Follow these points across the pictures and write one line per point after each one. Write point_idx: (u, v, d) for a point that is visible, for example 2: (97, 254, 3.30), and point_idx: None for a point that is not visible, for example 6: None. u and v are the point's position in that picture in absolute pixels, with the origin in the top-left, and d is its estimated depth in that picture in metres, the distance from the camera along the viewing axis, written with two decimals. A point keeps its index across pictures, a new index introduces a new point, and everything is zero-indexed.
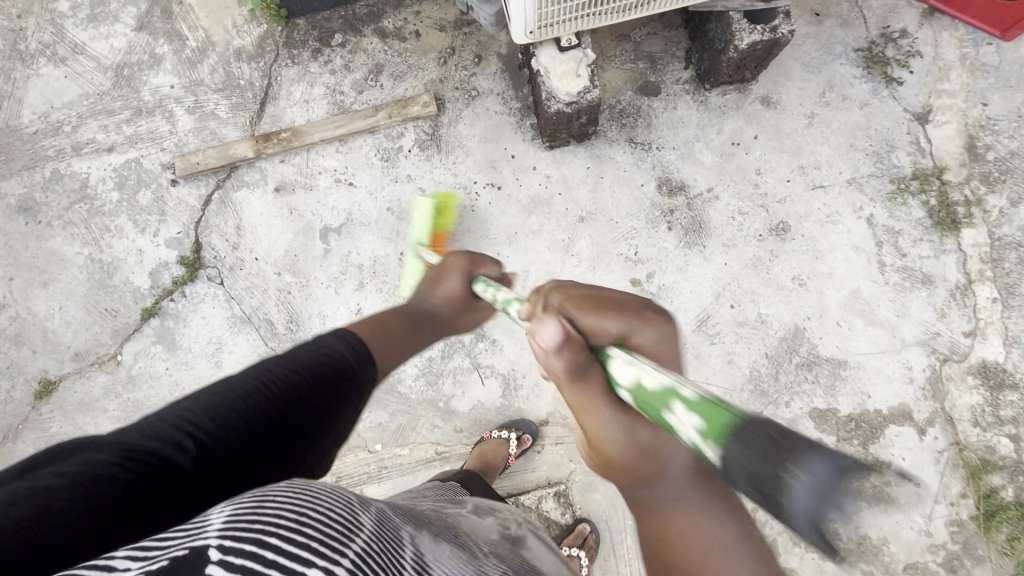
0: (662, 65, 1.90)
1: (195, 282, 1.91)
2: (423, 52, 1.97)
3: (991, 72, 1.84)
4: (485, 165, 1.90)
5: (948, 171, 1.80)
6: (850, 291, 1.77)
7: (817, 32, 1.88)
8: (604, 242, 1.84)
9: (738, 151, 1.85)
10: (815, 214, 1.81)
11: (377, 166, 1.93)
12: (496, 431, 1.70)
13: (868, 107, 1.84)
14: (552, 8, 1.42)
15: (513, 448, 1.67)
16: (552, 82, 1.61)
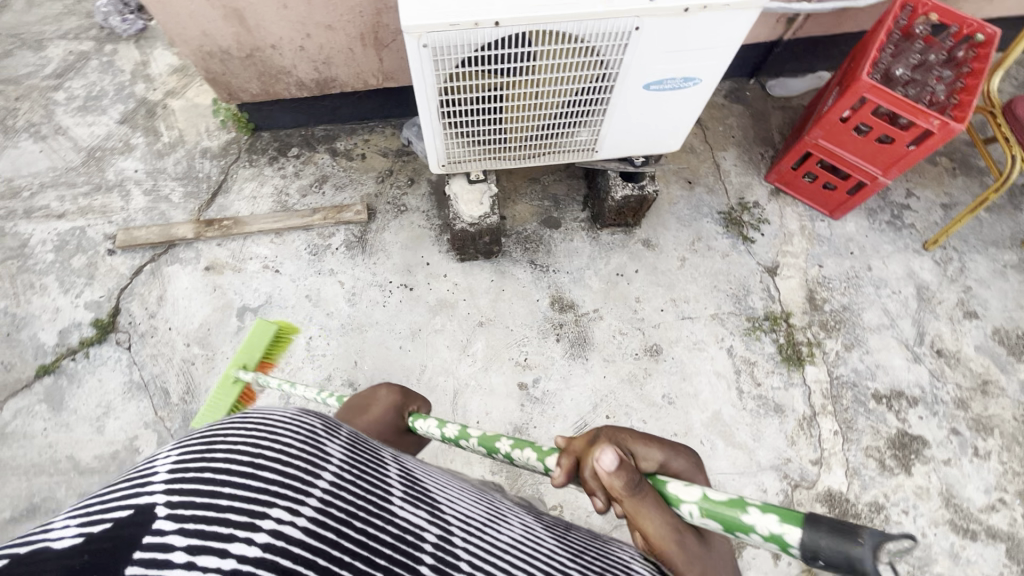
0: (564, 205, 2.29)
1: (102, 344, 1.98)
2: (365, 170, 2.31)
3: (825, 241, 2.27)
4: (402, 268, 2.14)
5: (793, 316, 2.12)
6: (712, 412, 1.96)
7: (688, 196, 2.33)
8: (498, 347, 2.03)
9: (622, 281, 2.16)
10: (683, 341, 2.07)
11: (305, 258, 2.15)
12: None
13: (728, 257, 2.22)
14: (457, 150, 1.78)
15: None
16: (460, 206, 1.92)
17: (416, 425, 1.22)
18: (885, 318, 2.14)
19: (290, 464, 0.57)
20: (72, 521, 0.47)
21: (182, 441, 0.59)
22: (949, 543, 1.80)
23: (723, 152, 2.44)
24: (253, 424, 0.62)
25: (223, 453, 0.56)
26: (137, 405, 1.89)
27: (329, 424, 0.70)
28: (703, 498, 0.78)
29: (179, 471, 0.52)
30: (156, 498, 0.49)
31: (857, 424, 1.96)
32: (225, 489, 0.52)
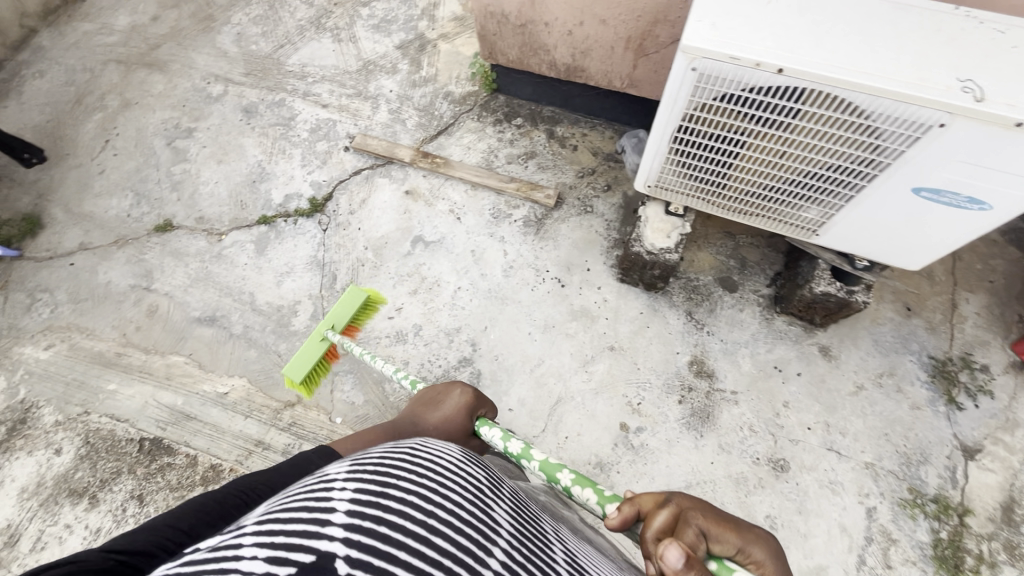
0: (749, 273, 2.11)
1: (308, 219, 2.33)
2: (570, 161, 2.37)
3: None
4: (563, 264, 2.17)
5: (971, 515, 1.71)
6: (815, 564, 1.68)
7: (900, 323, 1.98)
8: (617, 378, 1.96)
9: (776, 376, 1.94)
10: (817, 472, 1.80)
11: (485, 217, 2.28)
12: None
13: (917, 411, 1.85)
14: (670, 177, 1.71)
15: None
16: (646, 231, 1.87)
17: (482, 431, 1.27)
18: None
19: (457, 535, 0.67)
20: (264, 555, 0.55)
21: (356, 477, 0.69)
22: None
23: (969, 294, 2.02)
24: (419, 482, 0.72)
25: (398, 505, 0.66)
26: (310, 277, 2.21)
27: (490, 491, 0.83)
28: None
29: (357, 517, 0.61)
30: (335, 549, 0.57)
31: None
32: (401, 553, 0.60)
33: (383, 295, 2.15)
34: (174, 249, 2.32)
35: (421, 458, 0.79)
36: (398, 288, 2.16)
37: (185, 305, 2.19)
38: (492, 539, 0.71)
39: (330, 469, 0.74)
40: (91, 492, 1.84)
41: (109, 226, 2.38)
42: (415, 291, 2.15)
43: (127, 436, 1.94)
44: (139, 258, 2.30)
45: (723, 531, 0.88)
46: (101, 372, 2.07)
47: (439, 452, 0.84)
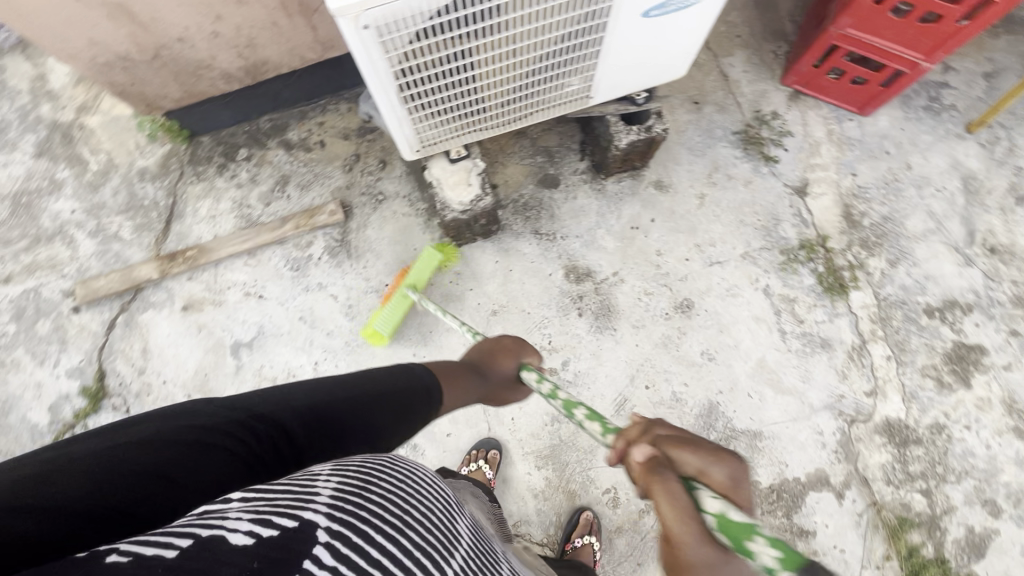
0: (559, 158, 2.02)
1: (99, 412, 1.82)
2: (328, 160, 2.02)
3: (856, 145, 2.01)
4: (396, 267, 1.93)
5: (829, 239, 1.93)
6: (756, 362, 1.84)
7: (697, 119, 2.04)
8: (517, 334, 1.87)
9: (638, 235, 1.95)
10: (715, 290, 1.90)
11: (286, 276, 1.92)
12: (465, 467, 1.70)
13: (751, 185, 1.98)
14: (431, 132, 1.49)
15: (490, 471, 1.72)
16: (445, 192, 1.66)
17: (525, 374, 1.22)
18: (931, 221, 1.94)
19: (424, 539, 0.67)
20: (248, 514, 0.56)
21: (341, 473, 0.69)
22: (1015, 451, 1.75)
23: (730, 57, 2.10)
24: (397, 485, 0.72)
25: (377, 500, 0.66)
26: None
27: (450, 509, 0.81)
28: (723, 520, 0.66)
29: (340, 500, 0.61)
30: (320, 515, 0.57)
31: (910, 345, 1.84)
32: (375, 539, 0.60)
33: None
34: None
35: (401, 467, 0.79)
36: None
37: None
38: (449, 554, 0.71)
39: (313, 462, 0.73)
40: None
41: None
42: None
43: None
44: None
45: (690, 454, 0.74)
46: None
47: (412, 467, 0.82)
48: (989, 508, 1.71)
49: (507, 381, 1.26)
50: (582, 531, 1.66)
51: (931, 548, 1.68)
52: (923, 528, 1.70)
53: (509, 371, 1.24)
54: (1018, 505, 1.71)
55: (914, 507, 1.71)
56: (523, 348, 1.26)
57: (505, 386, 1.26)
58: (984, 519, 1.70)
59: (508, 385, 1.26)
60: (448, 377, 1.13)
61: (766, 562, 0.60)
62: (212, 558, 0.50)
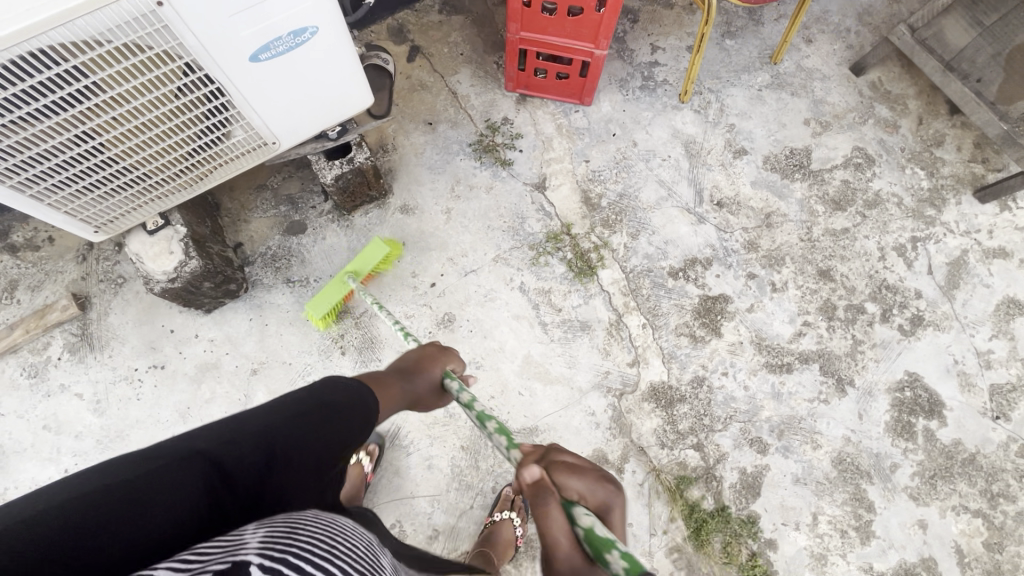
0: (302, 202, 2.01)
1: None
2: (59, 255, 1.93)
3: (584, 132, 2.12)
4: (144, 348, 1.84)
5: (573, 226, 2.00)
6: (522, 359, 1.86)
7: (433, 138, 2.09)
8: (281, 389, 1.82)
9: (391, 261, 1.96)
10: (473, 297, 1.92)
11: (24, 385, 1.80)
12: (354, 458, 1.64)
13: (493, 190, 2.04)
14: (97, 208, 1.44)
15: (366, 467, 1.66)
16: (147, 265, 1.62)
17: (450, 384, 1.21)
18: (662, 189, 2.05)
19: (353, 561, 0.63)
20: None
21: (266, 526, 0.63)
22: (770, 385, 1.84)
23: (455, 75, 2.18)
24: (323, 529, 0.67)
25: (304, 539, 0.62)
26: None
27: (371, 548, 0.74)
28: (587, 531, 0.82)
29: (267, 545, 0.58)
30: (248, 558, 0.54)
31: (662, 308, 1.92)
32: (306, 567, 0.55)
33: None
34: None
35: (328, 519, 0.72)
36: None
37: None
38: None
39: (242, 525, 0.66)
40: None
41: None
42: None
43: None
44: None
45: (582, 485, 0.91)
46: None
47: (341, 522, 0.75)
48: (757, 447, 1.78)
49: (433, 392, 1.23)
50: (503, 506, 1.68)
51: (711, 498, 1.74)
52: (700, 481, 1.75)
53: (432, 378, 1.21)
54: (781, 436, 1.79)
55: (689, 463, 1.76)
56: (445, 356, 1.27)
57: (430, 398, 1.23)
58: (754, 457, 1.77)
59: (436, 394, 1.23)
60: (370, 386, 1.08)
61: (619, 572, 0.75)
62: None
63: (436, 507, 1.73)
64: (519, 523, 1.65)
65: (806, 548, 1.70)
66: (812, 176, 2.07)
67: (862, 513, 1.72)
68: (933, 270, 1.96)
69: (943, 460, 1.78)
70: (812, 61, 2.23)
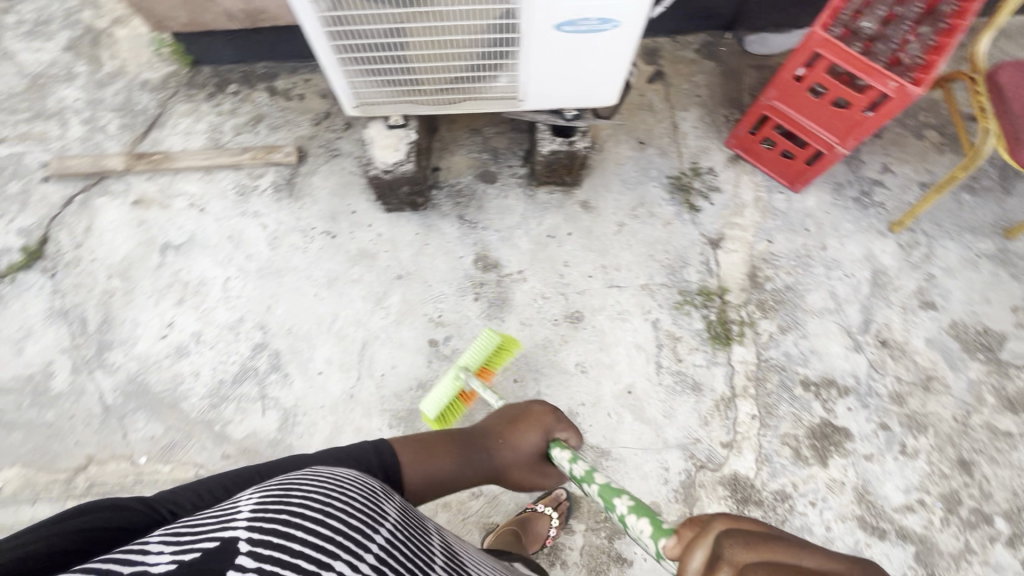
0: (503, 159, 2.19)
1: (29, 271, 2.01)
2: (301, 112, 2.24)
3: (778, 215, 2.11)
4: (327, 215, 2.10)
5: (728, 292, 2.00)
6: (625, 386, 1.89)
7: (638, 157, 2.19)
8: (413, 302, 1.98)
9: (552, 243, 2.07)
10: (607, 309, 1.98)
11: (230, 198, 2.12)
12: (538, 504, 1.71)
13: (669, 226, 2.09)
14: (369, 89, 1.67)
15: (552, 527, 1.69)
16: (375, 151, 1.83)
17: (555, 451, 1.25)
18: (831, 301, 1.99)
19: (351, 518, 0.73)
20: (168, 550, 0.60)
21: (261, 491, 0.74)
22: (854, 541, 1.71)
23: (683, 112, 2.26)
24: (320, 489, 0.77)
25: (297, 502, 0.71)
26: (56, 330, 1.93)
27: (381, 495, 0.86)
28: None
29: (258, 513, 0.67)
30: (237, 534, 0.62)
31: (779, 409, 1.86)
32: (297, 532, 0.64)
33: (148, 317, 1.95)
34: None
35: (327, 477, 0.84)
36: (162, 304, 1.97)
37: None
38: (379, 526, 0.76)
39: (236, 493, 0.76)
40: None
41: None
42: (181, 301, 1.97)
43: None
44: None
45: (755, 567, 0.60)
46: None
47: (337, 473, 0.87)
48: None
49: (528, 460, 1.26)
50: (548, 502, 1.74)
51: None
52: None
53: (530, 444, 1.24)
54: None
55: None
56: (549, 420, 1.27)
57: (526, 465, 1.26)
58: None
59: (529, 465, 1.26)
60: (426, 450, 1.12)
61: None
62: None
63: None
64: (557, 525, 1.71)
65: None
66: (995, 364, 1.91)
67: None
68: None
69: None
70: None
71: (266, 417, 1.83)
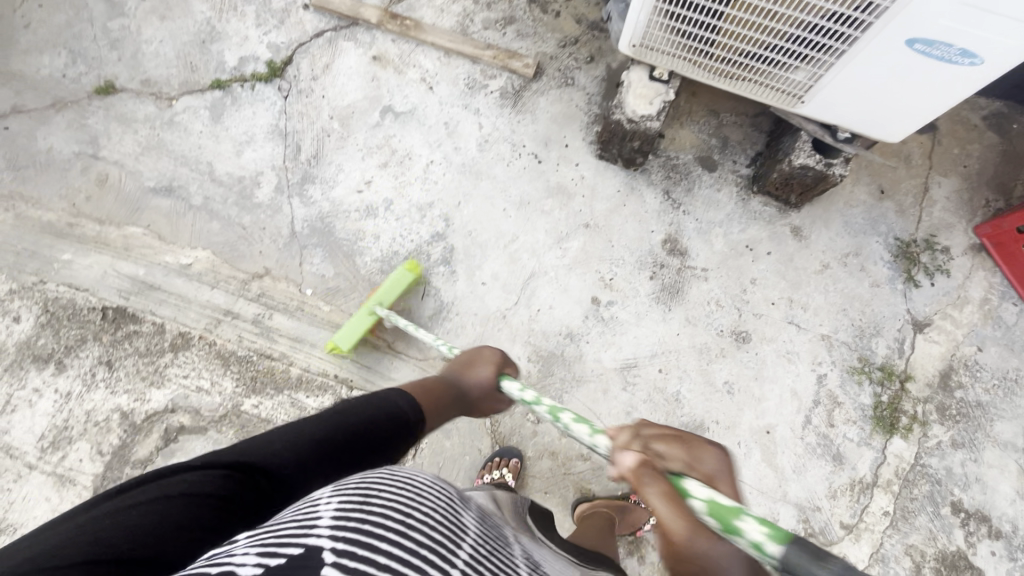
0: (730, 151, 2.05)
1: (267, 85, 2.14)
2: (552, 30, 2.19)
3: (1002, 326, 1.87)
4: (540, 138, 2.07)
5: (912, 381, 1.83)
6: (765, 424, 1.80)
7: (873, 205, 1.99)
8: (590, 254, 1.95)
9: (746, 255, 1.95)
10: (777, 343, 1.87)
11: (459, 87, 2.13)
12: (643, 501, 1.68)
13: (877, 288, 1.91)
14: (659, 33, 1.59)
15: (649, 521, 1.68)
16: (628, 96, 1.76)
17: (504, 384, 1.25)
18: (1021, 439, 1.78)
19: (437, 534, 0.66)
20: (253, 552, 0.58)
21: (342, 491, 0.69)
22: None
23: (942, 177, 2.02)
24: (400, 491, 0.71)
25: (380, 510, 0.65)
26: (272, 147, 2.06)
27: (461, 508, 0.78)
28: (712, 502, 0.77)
29: (341, 519, 0.61)
30: (321, 543, 0.57)
31: (916, 519, 1.71)
32: (383, 548, 0.58)
33: (351, 168, 2.04)
34: (118, 113, 2.12)
35: (403, 476, 0.77)
36: (366, 161, 2.05)
37: (137, 174, 2.04)
38: (462, 541, 0.69)
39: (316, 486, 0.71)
40: (57, 358, 1.81)
41: (42, 87, 2.15)
42: (384, 165, 2.04)
43: (87, 304, 1.87)
44: (81, 122, 2.10)
45: (681, 452, 0.88)
46: (52, 243, 1.96)
47: (414, 473, 0.79)
48: None
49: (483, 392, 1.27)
50: None
51: None
52: None
53: (479, 377, 1.25)
54: None
55: None
56: (502, 359, 1.29)
57: (479, 396, 1.27)
58: None
59: (486, 396, 1.27)
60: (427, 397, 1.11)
61: (755, 537, 0.70)
62: None
63: None
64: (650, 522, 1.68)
65: None
66: None
67: None
68: None
69: None
70: None
71: (422, 302, 1.90)
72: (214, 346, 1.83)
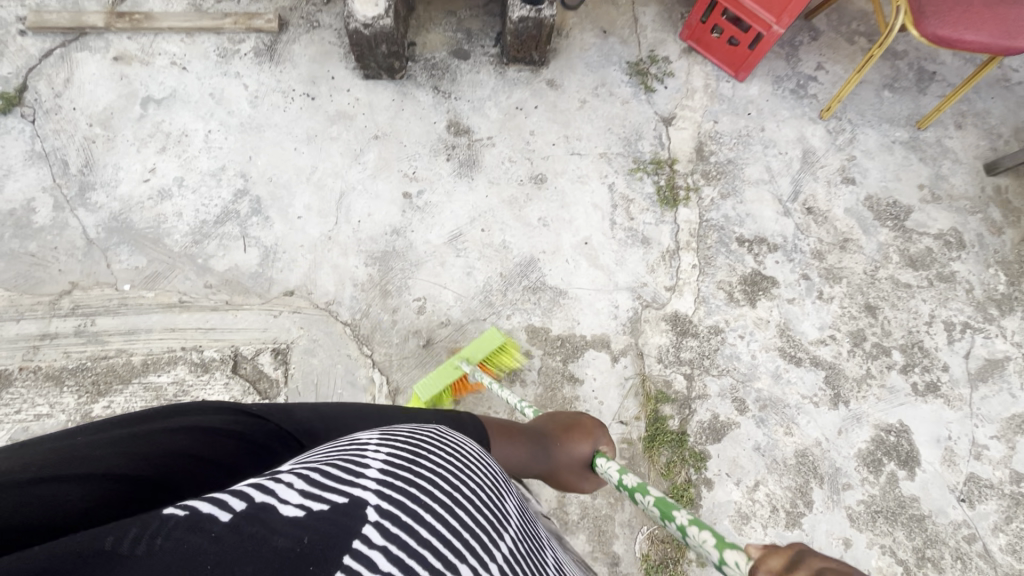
0: (475, 39, 2.32)
1: (7, 116, 2.05)
2: None
3: (725, 100, 2.32)
4: (306, 80, 2.19)
5: (678, 162, 2.20)
6: (582, 238, 2.08)
7: (601, 43, 2.36)
8: (388, 159, 2.11)
9: (520, 114, 2.23)
10: (568, 173, 2.16)
11: (211, 59, 2.19)
12: None
13: (627, 104, 2.27)
14: None
15: None
16: (354, 6, 1.93)
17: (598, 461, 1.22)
18: (766, 174, 2.22)
19: (484, 515, 0.63)
20: (298, 487, 0.52)
21: (390, 443, 0.65)
22: (773, 366, 1.96)
23: (644, 8, 2.44)
24: (448, 461, 0.67)
25: (428, 473, 0.62)
26: (36, 171, 1.99)
27: (502, 487, 0.75)
28: None
29: (388, 475, 0.58)
30: (368, 497, 0.53)
31: (717, 261, 2.08)
32: (428, 517, 0.55)
33: (130, 163, 2.02)
34: None
35: (452, 441, 0.75)
36: (143, 152, 2.04)
37: None
38: (505, 531, 0.65)
39: (364, 430, 0.69)
40: None
41: None
42: (163, 150, 2.05)
43: None
44: None
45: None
46: None
47: (462, 444, 0.76)
48: (737, 405, 1.90)
49: (580, 466, 1.25)
50: None
51: (678, 421, 1.87)
52: (676, 403, 1.88)
53: (578, 452, 1.23)
54: (761, 408, 1.90)
55: (673, 386, 1.91)
56: (601, 434, 1.27)
57: (577, 469, 1.24)
58: (730, 411, 1.89)
59: (579, 469, 1.24)
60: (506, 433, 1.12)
61: None
62: (255, 521, 0.47)
63: (457, 305, 1.95)
64: None
65: (735, 503, 1.79)
66: (902, 230, 2.18)
67: (798, 504, 1.80)
68: (969, 357, 2.02)
69: (894, 505, 1.83)
70: (953, 143, 2.33)
71: (246, 254, 1.94)
72: (41, 371, 1.74)
